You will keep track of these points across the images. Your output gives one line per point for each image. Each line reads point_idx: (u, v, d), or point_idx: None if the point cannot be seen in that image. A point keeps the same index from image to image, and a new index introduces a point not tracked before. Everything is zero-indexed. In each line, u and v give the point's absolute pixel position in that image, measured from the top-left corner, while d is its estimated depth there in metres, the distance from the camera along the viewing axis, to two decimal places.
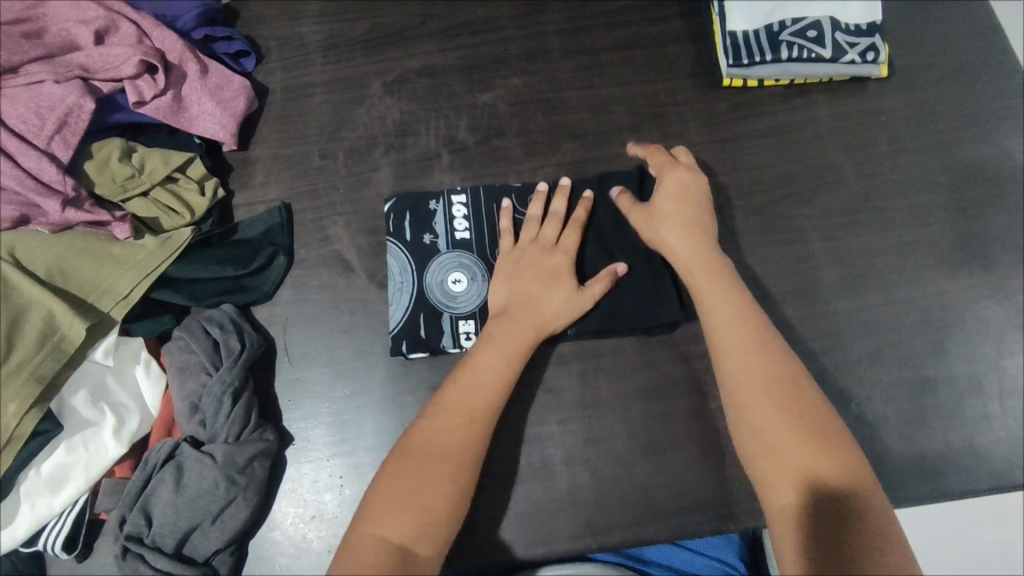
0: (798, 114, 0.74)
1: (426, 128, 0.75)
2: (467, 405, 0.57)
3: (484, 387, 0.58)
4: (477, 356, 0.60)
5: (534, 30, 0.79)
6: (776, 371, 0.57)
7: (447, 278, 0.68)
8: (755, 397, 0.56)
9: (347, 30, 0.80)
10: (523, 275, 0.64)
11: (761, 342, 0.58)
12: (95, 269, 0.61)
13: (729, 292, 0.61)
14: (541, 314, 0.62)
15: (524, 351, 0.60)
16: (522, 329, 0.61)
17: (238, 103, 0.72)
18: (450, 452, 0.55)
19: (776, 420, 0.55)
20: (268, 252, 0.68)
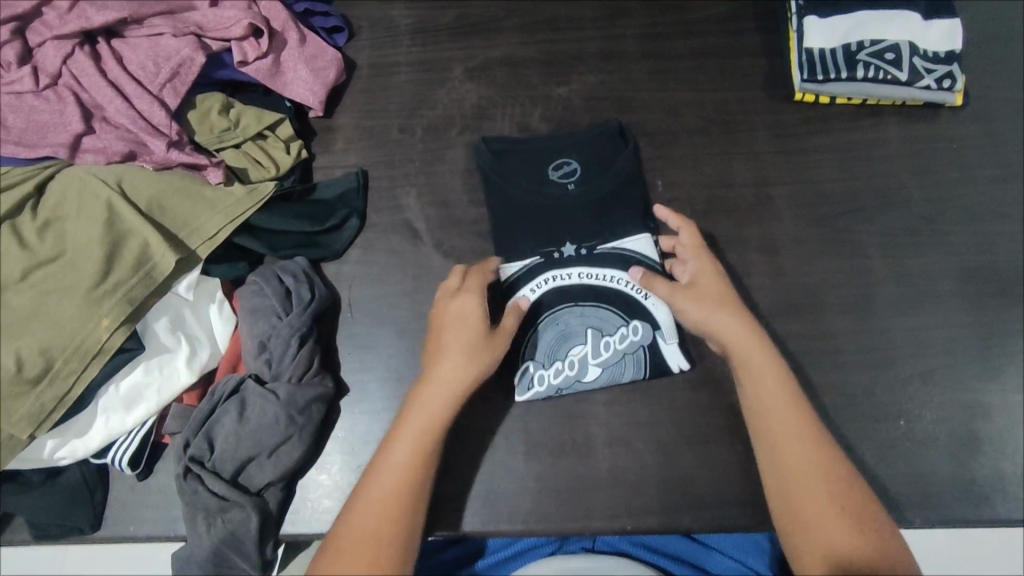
0: (868, 133, 0.76)
1: (501, 114, 0.79)
2: (385, 488, 0.56)
3: (399, 470, 0.56)
4: (406, 435, 0.58)
5: (612, 34, 0.82)
6: (818, 443, 0.56)
7: (553, 330, 0.67)
8: (786, 457, 0.56)
9: (435, 17, 0.84)
10: (446, 349, 0.61)
11: (796, 403, 0.58)
12: (187, 207, 0.65)
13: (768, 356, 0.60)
14: (454, 382, 0.59)
15: (443, 425, 0.59)
16: (431, 410, 0.59)
17: (329, 73, 0.77)
18: (375, 532, 0.54)
19: (809, 482, 0.55)
20: (343, 213, 0.72)
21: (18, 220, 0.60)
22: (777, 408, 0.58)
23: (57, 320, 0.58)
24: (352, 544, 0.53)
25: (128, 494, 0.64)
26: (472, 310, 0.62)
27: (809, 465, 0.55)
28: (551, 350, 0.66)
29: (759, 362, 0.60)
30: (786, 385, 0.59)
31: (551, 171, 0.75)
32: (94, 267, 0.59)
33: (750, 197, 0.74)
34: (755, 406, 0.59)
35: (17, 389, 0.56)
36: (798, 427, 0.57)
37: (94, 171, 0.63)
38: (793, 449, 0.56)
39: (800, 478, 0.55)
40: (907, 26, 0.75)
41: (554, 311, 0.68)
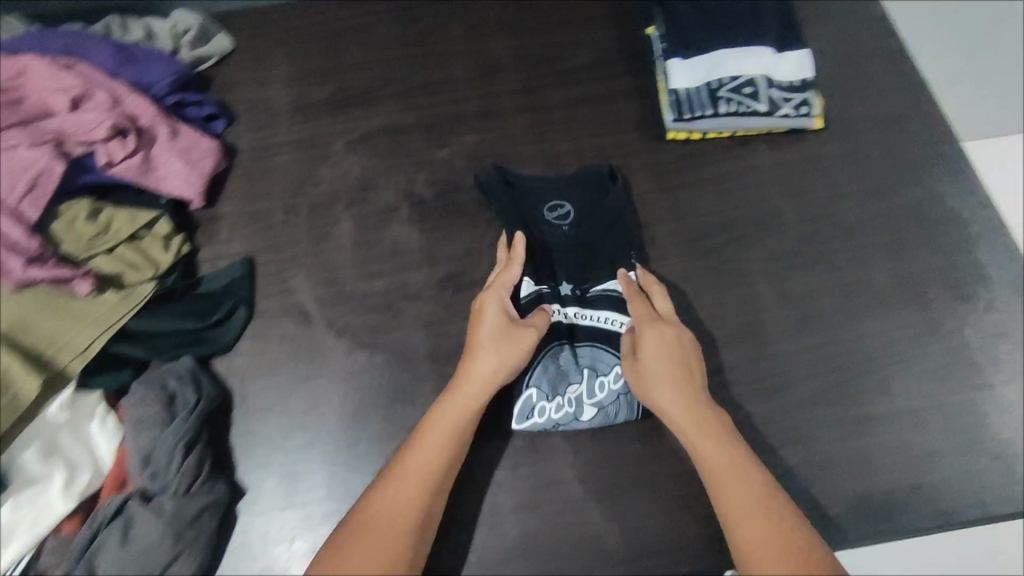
0: (739, 163, 0.79)
1: (386, 183, 0.79)
2: (415, 466, 0.57)
3: (433, 449, 0.58)
4: (442, 414, 0.60)
5: (489, 92, 0.84)
6: (770, 506, 0.55)
7: (551, 368, 0.66)
8: (744, 530, 0.54)
9: (313, 94, 0.85)
10: (478, 343, 0.63)
11: (748, 471, 0.57)
12: (55, 323, 0.63)
13: (709, 425, 0.59)
14: (486, 379, 0.61)
15: (476, 414, 0.61)
16: (474, 387, 0.61)
17: (205, 164, 0.76)
18: (394, 513, 0.55)
19: (766, 551, 0.52)
20: (228, 305, 0.71)
21: None
22: (722, 470, 0.57)
23: None
24: (370, 534, 0.53)
25: None
26: (496, 304, 0.65)
27: (761, 529, 0.53)
28: (553, 386, 0.65)
29: (709, 440, 0.58)
30: (737, 458, 0.57)
31: (546, 212, 0.75)
32: None
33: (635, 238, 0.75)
34: (712, 480, 0.57)
35: None
36: (746, 495, 0.55)
37: None
38: (740, 511, 0.54)
39: (755, 549, 0.52)
40: (761, 60, 0.79)
41: (563, 344, 0.67)
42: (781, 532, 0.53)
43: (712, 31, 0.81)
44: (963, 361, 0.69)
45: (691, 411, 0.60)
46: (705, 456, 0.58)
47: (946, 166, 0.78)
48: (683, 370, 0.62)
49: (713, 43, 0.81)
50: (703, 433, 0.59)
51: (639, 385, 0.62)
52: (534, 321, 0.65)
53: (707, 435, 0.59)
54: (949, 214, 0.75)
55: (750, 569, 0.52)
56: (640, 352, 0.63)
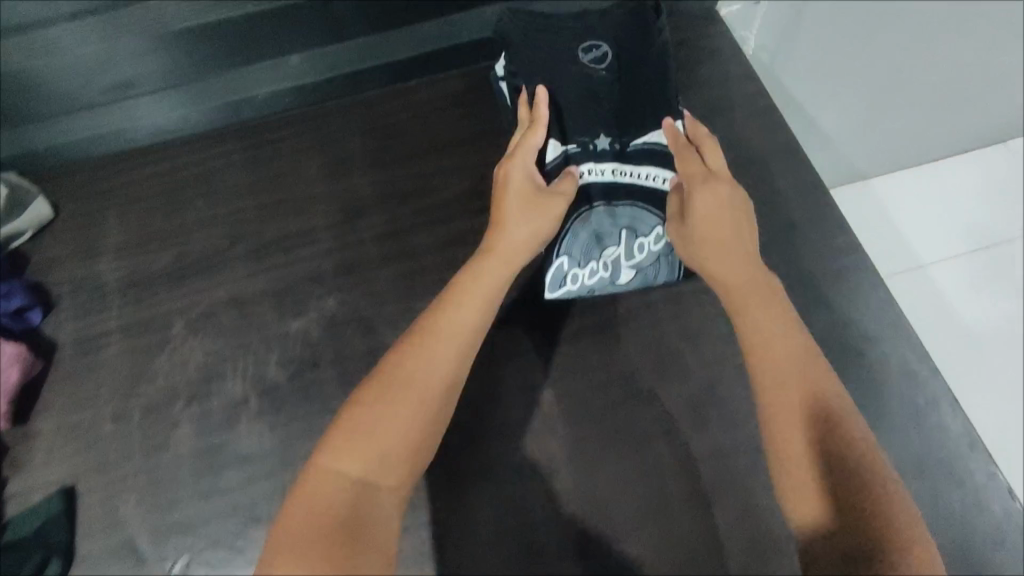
0: (630, 302, 0.71)
1: (233, 370, 0.68)
2: (444, 341, 0.52)
3: (463, 329, 0.54)
4: (470, 299, 0.56)
5: (350, 239, 0.75)
6: (812, 385, 0.51)
7: (584, 233, 0.69)
8: (781, 376, 0.51)
9: (148, 264, 0.74)
10: (505, 213, 0.62)
11: (799, 342, 0.54)
12: None
13: (771, 309, 0.56)
14: (518, 248, 0.60)
15: (482, 320, 0.56)
16: (502, 263, 0.59)
17: (8, 377, 0.64)
18: (430, 384, 0.50)
19: (790, 403, 0.50)
20: (36, 560, 0.59)
21: None
22: (776, 343, 0.53)
23: None
24: (399, 404, 0.49)
25: None
26: (521, 174, 0.65)
27: (794, 382, 0.51)
28: (585, 252, 0.69)
29: (771, 305, 0.56)
30: (790, 327, 0.55)
31: (583, 55, 0.75)
32: None
33: (521, 408, 0.66)
34: (749, 338, 0.55)
35: None
36: (783, 349, 0.53)
37: None
38: (784, 407, 0.50)
39: (779, 407, 0.50)
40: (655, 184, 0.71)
41: (593, 206, 0.70)
42: (808, 401, 0.50)
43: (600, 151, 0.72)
44: None
45: (756, 283, 0.58)
46: (761, 329, 0.54)
47: (851, 281, 0.71)
48: (745, 244, 0.60)
49: (609, 150, 0.72)
50: (765, 297, 0.57)
51: (684, 249, 0.63)
52: (560, 188, 0.65)
53: (750, 296, 0.57)
54: (861, 337, 0.68)
55: (778, 478, 0.49)
56: (692, 207, 0.62)
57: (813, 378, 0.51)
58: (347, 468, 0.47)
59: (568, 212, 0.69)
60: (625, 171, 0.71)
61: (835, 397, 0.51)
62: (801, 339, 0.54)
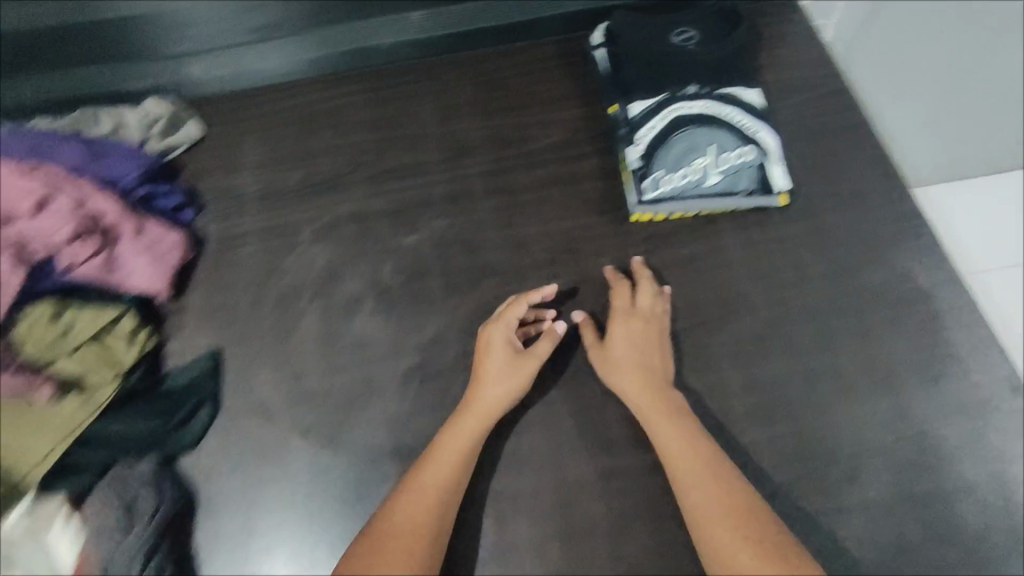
0: (705, 246, 0.79)
1: (354, 273, 0.79)
2: (430, 479, 0.62)
3: (437, 479, 0.62)
4: (453, 431, 0.65)
5: (457, 174, 0.85)
6: (727, 497, 0.60)
7: (673, 150, 0.79)
8: (709, 513, 0.59)
9: (281, 180, 0.85)
10: (488, 368, 0.68)
11: (704, 452, 0.63)
12: (13, 432, 0.64)
13: (685, 432, 0.65)
14: (495, 403, 0.67)
15: (475, 438, 0.65)
16: (472, 421, 0.66)
17: (172, 257, 0.77)
18: (411, 531, 0.59)
19: (738, 552, 0.56)
20: (193, 403, 0.71)
21: None
22: (670, 441, 0.64)
23: None
24: (393, 540, 0.58)
25: None
26: (502, 337, 0.70)
27: (713, 501, 0.60)
28: (674, 165, 0.79)
29: (673, 433, 0.65)
30: (704, 454, 0.63)
31: (674, 36, 0.86)
32: None
33: (601, 327, 0.75)
34: (684, 492, 0.62)
35: None
36: (718, 490, 0.60)
37: None
38: (704, 488, 0.61)
39: (722, 539, 0.58)
40: (733, 127, 0.80)
41: (680, 130, 0.80)
42: (723, 507, 0.59)
43: (686, 95, 0.82)
44: (937, 447, 0.68)
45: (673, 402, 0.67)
46: (677, 443, 0.64)
47: (910, 246, 0.78)
48: (631, 351, 0.69)
49: (692, 92, 0.82)
50: (670, 422, 0.65)
51: (603, 365, 0.70)
52: (538, 349, 0.69)
53: (692, 452, 0.63)
54: (916, 295, 0.75)
55: (702, 545, 0.59)
56: (608, 339, 0.71)
57: (733, 499, 0.60)
58: None
59: (659, 134, 0.80)
60: (710, 105, 0.81)
61: (751, 502, 0.60)
62: (718, 457, 0.63)
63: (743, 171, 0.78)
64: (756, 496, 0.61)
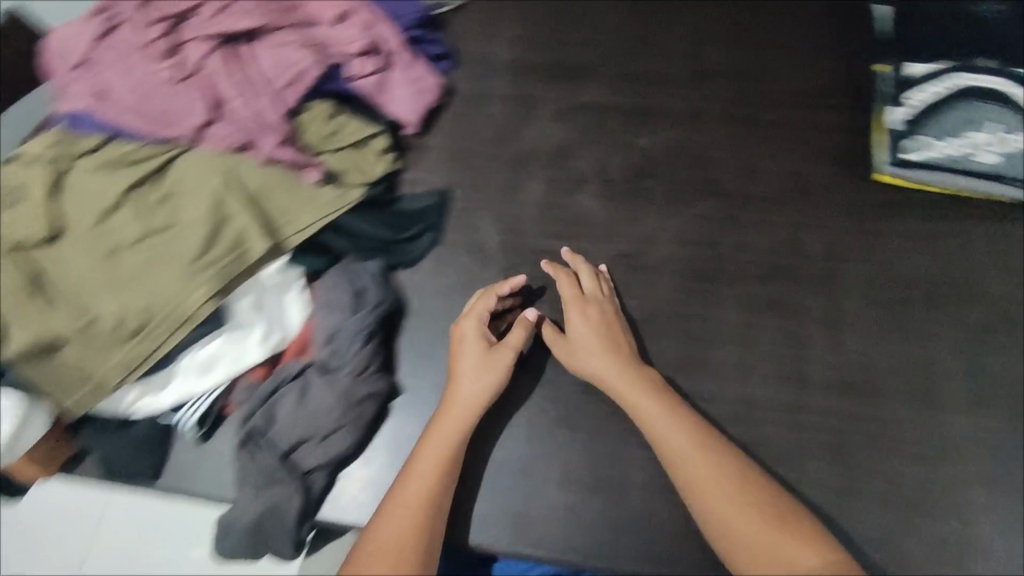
0: (950, 223, 0.75)
1: (584, 156, 0.82)
2: (421, 483, 0.61)
3: (420, 481, 0.61)
4: (432, 440, 0.64)
5: (700, 92, 0.85)
6: (735, 480, 0.60)
7: (942, 121, 0.77)
8: (715, 500, 0.59)
9: (532, 58, 0.90)
10: (459, 371, 0.67)
11: (708, 444, 0.62)
12: (285, 199, 0.70)
13: (688, 428, 0.63)
14: (472, 403, 0.65)
15: (459, 435, 0.64)
16: (450, 424, 0.64)
17: (428, 97, 0.82)
18: (407, 531, 0.59)
19: (759, 529, 0.57)
20: (421, 227, 0.77)
21: (141, 191, 0.66)
22: (672, 431, 0.62)
23: (156, 284, 0.64)
24: (384, 552, 0.58)
25: (188, 454, 0.68)
26: (475, 331, 0.69)
27: (706, 472, 0.60)
28: (942, 134, 0.76)
29: (677, 430, 0.62)
30: (700, 435, 0.62)
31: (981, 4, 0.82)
32: (198, 242, 0.65)
33: (817, 270, 0.74)
34: (683, 479, 0.61)
35: (113, 342, 0.62)
36: (716, 469, 0.60)
37: (210, 157, 0.69)
38: (706, 478, 0.60)
39: (748, 528, 0.58)
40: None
41: (958, 101, 0.77)
42: (728, 485, 0.60)
43: (981, 69, 0.77)
44: None
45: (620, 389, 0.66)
46: (673, 444, 0.62)
47: None
48: (597, 340, 0.68)
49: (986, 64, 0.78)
50: (670, 416, 0.63)
51: (572, 358, 0.69)
52: (510, 341, 0.68)
53: (697, 441, 0.62)
54: None
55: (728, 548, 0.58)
56: (572, 331, 0.70)
57: (731, 475, 0.60)
58: None
59: (933, 101, 0.78)
60: (1003, 82, 0.76)
61: (750, 475, 0.61)
62: (714, 442, 0.62)
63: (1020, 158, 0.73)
64: (755, 467, 0.61)
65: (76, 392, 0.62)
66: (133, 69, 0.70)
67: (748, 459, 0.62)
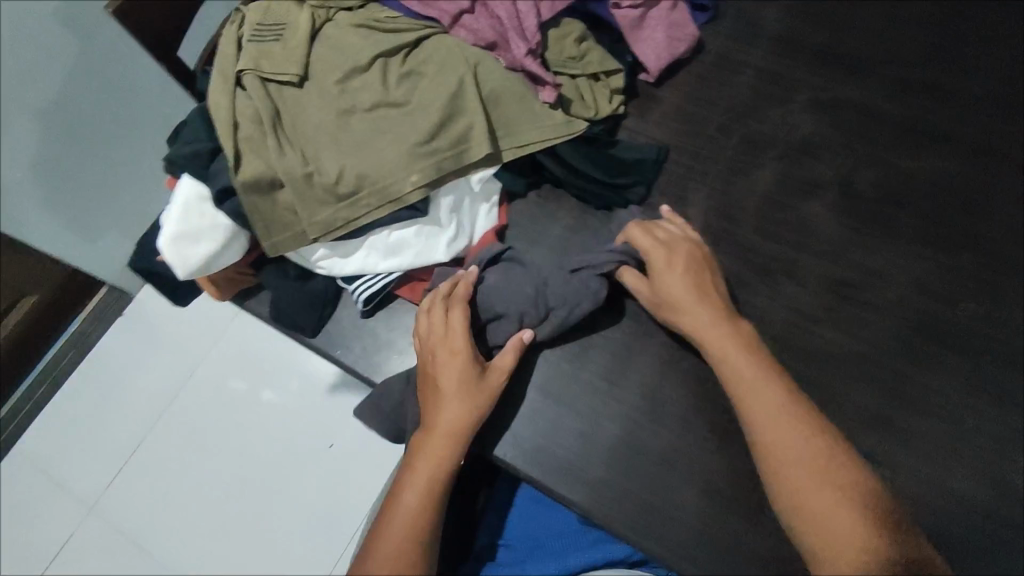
0: None
1: (830, 158, 0.72)
2: (410, 498, 0.58)
3: (410, 497, 0.58)
4: (419, 458, 0.60)
5: (992, 128, 0.71)
6: (822, 462, 0.55)
7: None
8: (794, 469, 0.55)
9: (804, 34, 0.78)
10: (440, 391, 0.61)
11: (800, 412, 0.57)
12: (515, 110, 0.68)
13: (772, 386, 0.58)
14: (460, 424, 0.60)
15: (453, 451, 0.60)
16: (440, 438, 0.60)
17: (679, 48, 0.76)
18: (401, 547, 0.56)
19: (830, 503, 0.53)
20: (631, 180, 0.72)
21: (389, 60, 0.66)
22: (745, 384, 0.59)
23: (378, 155, 0.63)
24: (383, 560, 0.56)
25: (348, 324, 0.71)
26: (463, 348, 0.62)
27: (789, 446, 0.56)
28: None
29: (760, 375, 0.59)
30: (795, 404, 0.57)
31: None
32: (426, 127, 0.64)
33: None
34: (765, 443, 0.57)
35: (325, 198, 0.63)
36: (806, 441, 0.56)
37: (461, 46, 0.67)
38: (784, 439, 0.56)
39: (823, 504, 0.53)
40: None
41: None
42: (817, 459, 0.55)
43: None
44: None
45: (698, 332, 0.62)
46: (755, 398, 0.58)
47: None
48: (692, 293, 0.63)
49: None
50: (765, 381, 0.58)
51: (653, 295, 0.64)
52: (500, 361, 0.63)
53: (778, 405, 0.57)
54: None
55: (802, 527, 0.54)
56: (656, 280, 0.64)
57: (823, 447, 0.56)
58: None
59: None
60: None
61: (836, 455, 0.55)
62: (811, 418, 0.57)
63: None
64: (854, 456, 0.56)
65: (279, 233, 0.64)
66: None
67: (824, 423, 0.57)
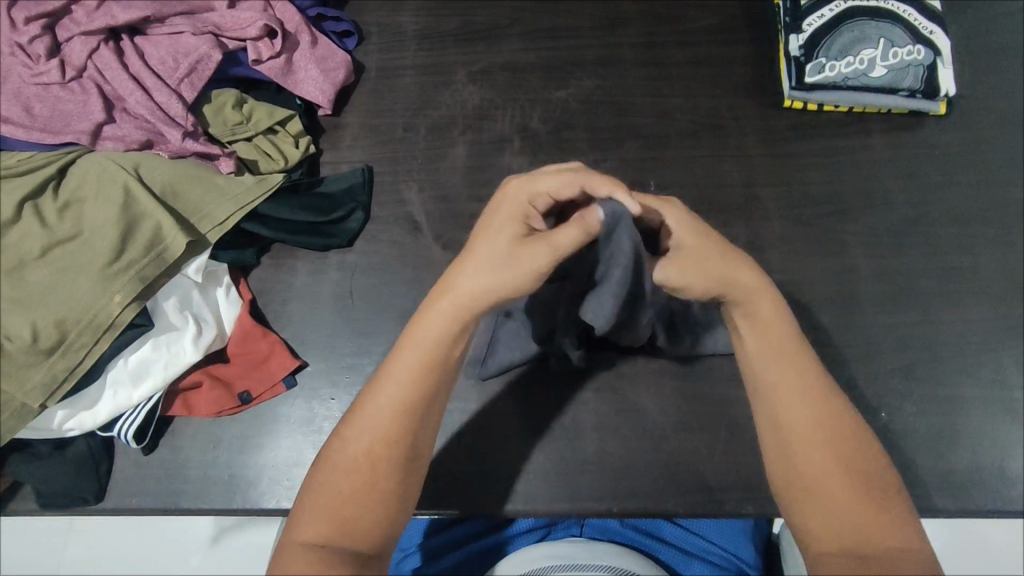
0: (853, 138, 0.78)
1: (502, 116, 0.81)
2: (396, 397, 0.51)
3: (398, 399, 0.51)
4: (410, 345, 0.52)
5: (610, 41, 0.84)
6: (823, 428, 0.50)
7: (834, 44, 0.77)
8: (785, 429, 0.50)
9: (441, 22, 0.86)
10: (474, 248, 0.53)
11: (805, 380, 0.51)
12: (199, 192, 0.68)
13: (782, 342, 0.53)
14: (471, 295, 0.52)
15: (446, 336, 0.52)
16: (446, 320, 0.52)
17: (338, 74, 0.78)
18: (381, 452, 0.49)
19: (824, 469, 0.48)
20: (348, 207, 0.74)
21: (39, 200, 0.63)
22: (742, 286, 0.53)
23: (68, 295, 0.61)
24: (354, 477, 0.49)
25: (131, 469, 0.66)
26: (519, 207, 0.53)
27: (790, 405, 0.50)
28: (841, 52, 0.76)
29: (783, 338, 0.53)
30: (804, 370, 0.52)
31: None
32: (109, 247, 0.62)
33: (739, 198, 0.75)
34: (768, 408, 0.51)
35: (31, 359, 0.60)
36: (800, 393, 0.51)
37: (113, 157, 0.66)
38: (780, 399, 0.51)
39: (807, 464, 0.49)
40: (908, 25, 0.77)
41: (843, 22, 0.77)
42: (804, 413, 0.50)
43: None
44: None
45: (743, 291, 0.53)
46: (772, 361, 0.52)
47: None
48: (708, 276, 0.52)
49: None
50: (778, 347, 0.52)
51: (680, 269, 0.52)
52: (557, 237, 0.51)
53: (784, 360, 0.52)
54: None
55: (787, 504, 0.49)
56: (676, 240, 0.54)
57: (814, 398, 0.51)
58: (320, 543, 0.46)
59: (823, 27, 0.77)
60: None
61: (822, 405, 0.50)
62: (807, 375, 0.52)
63: (902, 68, 0.75)
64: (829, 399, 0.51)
65: None
66: (19, 74, 0.68)
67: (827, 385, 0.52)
